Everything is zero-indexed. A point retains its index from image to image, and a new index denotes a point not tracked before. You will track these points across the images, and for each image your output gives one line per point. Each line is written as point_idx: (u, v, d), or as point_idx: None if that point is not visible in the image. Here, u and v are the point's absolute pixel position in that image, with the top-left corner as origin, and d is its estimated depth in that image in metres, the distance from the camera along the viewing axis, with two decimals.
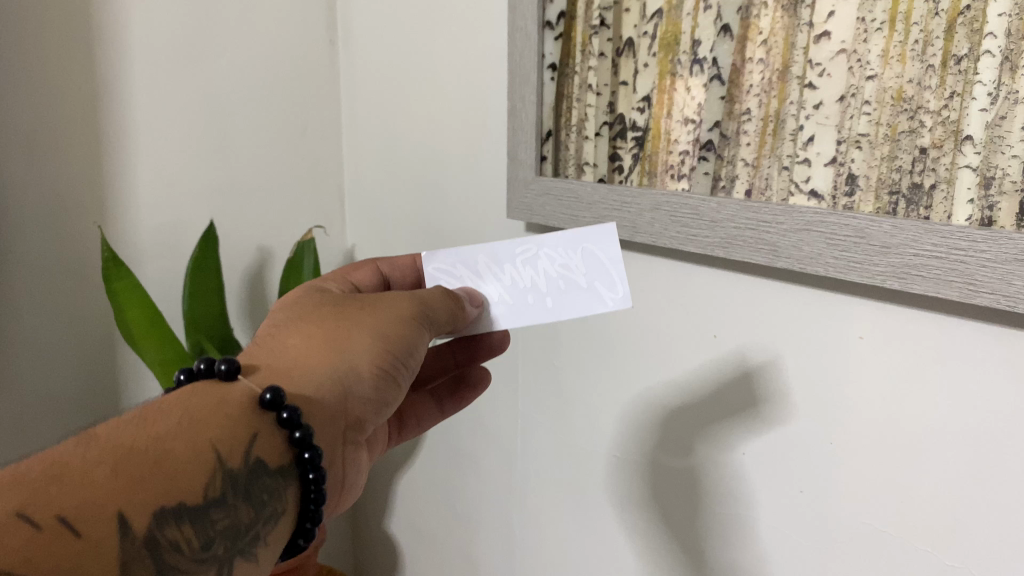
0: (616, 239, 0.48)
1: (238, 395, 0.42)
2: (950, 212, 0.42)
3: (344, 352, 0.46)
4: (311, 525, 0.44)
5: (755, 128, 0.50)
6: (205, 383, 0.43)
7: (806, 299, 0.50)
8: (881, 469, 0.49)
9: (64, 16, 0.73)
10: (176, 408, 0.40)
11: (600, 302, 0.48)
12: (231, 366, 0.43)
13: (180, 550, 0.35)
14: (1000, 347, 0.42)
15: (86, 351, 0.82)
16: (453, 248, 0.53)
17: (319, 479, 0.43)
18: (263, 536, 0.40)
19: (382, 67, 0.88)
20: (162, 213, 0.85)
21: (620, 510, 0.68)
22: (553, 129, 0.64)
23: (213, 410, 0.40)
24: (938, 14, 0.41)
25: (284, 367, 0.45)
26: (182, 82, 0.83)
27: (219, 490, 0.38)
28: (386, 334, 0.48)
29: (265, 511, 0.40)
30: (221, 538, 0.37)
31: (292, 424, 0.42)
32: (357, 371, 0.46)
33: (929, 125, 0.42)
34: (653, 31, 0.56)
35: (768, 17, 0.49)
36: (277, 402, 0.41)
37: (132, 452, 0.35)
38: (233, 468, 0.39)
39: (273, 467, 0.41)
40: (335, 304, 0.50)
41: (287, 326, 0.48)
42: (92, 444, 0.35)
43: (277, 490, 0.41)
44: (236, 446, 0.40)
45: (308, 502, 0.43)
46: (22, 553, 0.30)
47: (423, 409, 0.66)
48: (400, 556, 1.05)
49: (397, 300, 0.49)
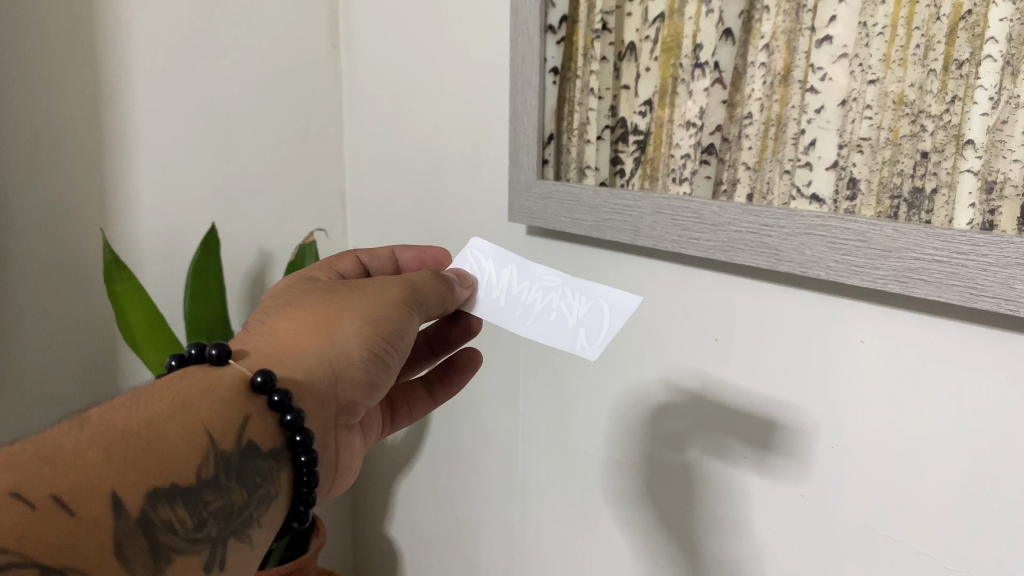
0: (632, 307, 0.46)
1: (229, 378, 0.43)
2: (951, 217, 0.41)
3: (335, 336, 0.47)
4: (304, 509, 0.44)
5: (757, 132, 0.50)
6: (196, 369, 0.43)
7: (808, 303, 0.50)
8: (879, 469, 0.49)
9: (71, 17, 0.74)
10: (168, 393, 0.40)
11: (570, 345, 0.47)
12: (222, 351, 0.43)
13: (175, 530, 0.36)
14: (1003, 352, 0.42)
15: (81, 338, 0.82)
16: (497, 249, 0.54)
17: (311, 462, 0.43)
18: (257, 518, 0.41)
19: (385, 70, 0.89)
20: (166, 215, 0.86)
21: (620, 514, 0.69)
22: (555, 133, 0.65)
23: (205, 393, 0.41)
24: (939, 19, 0.41)
25: (275, 352, 0.46)
26: (187, 83, 0.84)
27: (212, 473, 0.38)
28: (376, 317, 0.48)
29: (258, 493, 0.41)
30: (214, 519, 0.38)
31: (284, 407, 0.42)
32: (347, 355, 0.47)
33: (930, 130, 0.42)
34: (654, 35, 0.56)
35: (769, 22, 0.49)
36: (268, 385, 0.42)
37: (124, 436, 0.36)
38: (225, 450, 0.40)
39: (266, 449, 0.42)
40: (325, 290, 0.50)
41: (276, 313, 0.48)
42: (84, 427, 0.36)
43: (270, 472, 0.42)
44: (229, 429, 0.40)
45: (301, 485, 0.44)
46: (16, 532, 0.30)
47: (413, 396, 0.67)
48: (402, 557, 1.05)
49: (387, 284, 0.50)
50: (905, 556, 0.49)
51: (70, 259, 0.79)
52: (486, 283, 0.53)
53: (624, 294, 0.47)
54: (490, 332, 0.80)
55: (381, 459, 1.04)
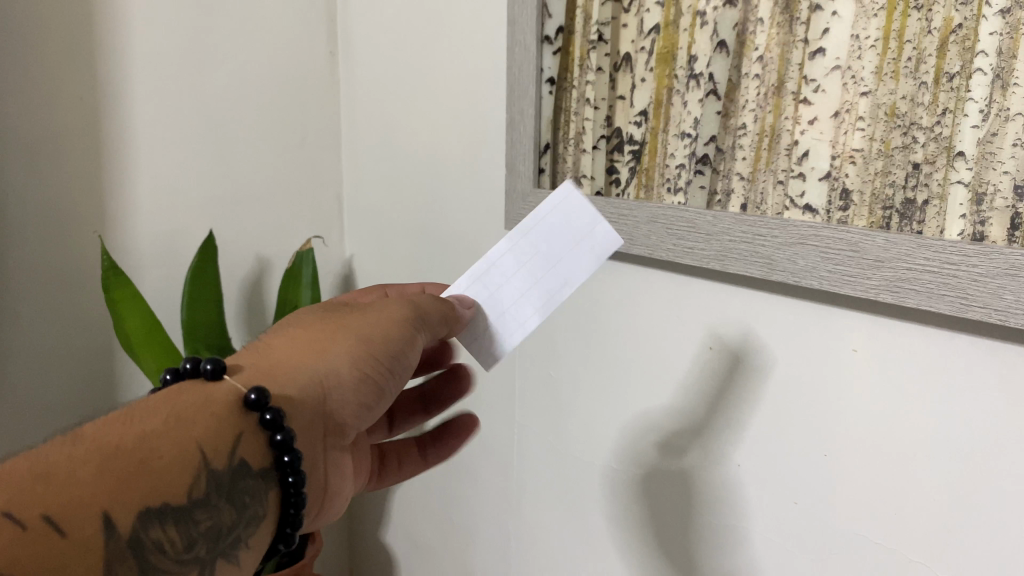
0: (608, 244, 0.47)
1: (223, 395, 0.43)
2: (942, 228, 0.42)
3: (331, 354, 0.47)
4: (291, 530, 0.44)
5: (750, 143, 0.51)
6: (192, 384, 0.43)
7: (802, 311, 0.50)
8: (870, 479, 0.49)
9: (70, 24, 0.74)
10: (162, 409, 0.40)
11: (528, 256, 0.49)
12: (217, 366, 0.43)
13: (164, 550, 0.36)
14: (995, 361, 0.42)
15: (81, 346, 0.82)
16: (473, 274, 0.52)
17: (298, 482, 0.43)
18: (245, 539, 0.41)
19: (382, 77, 0.89)
20: (165, 221, 0.86)
21: (616, 520, 0.69)
22: (551, 142, 0.65)
23: (199, 409, 0.41)
24: (930, 32, 0.42)
25: (270, 368, 0.46)
26: (185, 90, 0.84)
27: (203, 492, 0.39)
28: (374, 340, 0.47)
29: (246, 513, 0.41)
30: (203, 540, 0.38)
31: (275, 426, 0.42)
32: (338, 373, 0.46)
33: (922, 141, 0.43)
34: (649, 47, 0.57)
35: (763, 35, 0.49)
36: (261, 403, 0.42)
37: (117, 452, 0.36)
38: (217, 467, 0.40)
39: (256, 468, 0.42)
40: (329, 314, 0.51)
41: (279, 334, 0.49)
42: (79, 443, 0.36)
43: (258, 492, 0.42)
44: (221, 446, 0.41)
45: (288, 506, 0.43)
46: (10, 553, 0.30)
47: (404, 451, 0.66)
48: (398, 565, 1.05)
49: (391, 308, 0.50)
50: (899, 563, 0.49)
51: (69, 266, 0.79)
52: (520, 296, 0.49)
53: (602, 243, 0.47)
54: None
55: None
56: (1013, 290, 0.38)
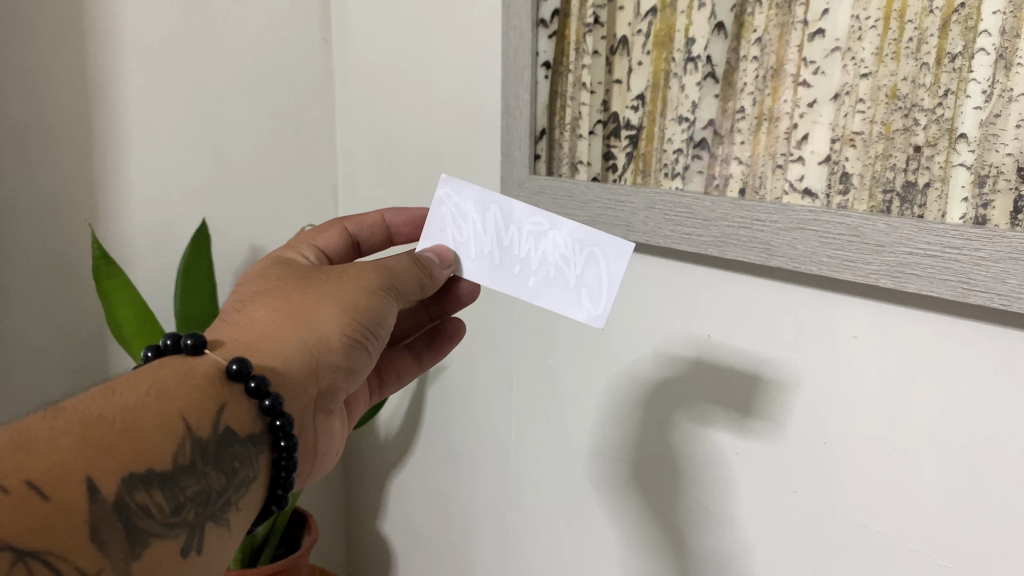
0: (626, 258, 0.47)
1: (204, 369, 0.42)
2: (943, 211, 0.41)
3: (315, 324, 0.46)
4: (282, 493, 0.44)
5: (749, 126, 0.50)
6: (172, 360, 0.43)
7: (802, 300, 0.50)
8: (876, 465, 0.48)
9: (57, 10, 0.73)
10: (143, 382, 0.39)
11: (563, 281, 0.49)
12: (197, 341, 0.43)
13: (151, 514, 0.35)
14: (998, 348, 0.42)
15: (67, 335, 0.81)
16: (481, 214, 0.51)
17: (291, 446, 0.43)
18: (235, 501, 0.40)
19: (377, 65, 0.88)
20: (157, 211, 0.85)
21: (614, 509, 0.68)
22: (547, 127, 0.64)
23: (181, 381, 0.40)
24: (932, 12, 0.41)
25: (250, 341, 0.45)
26: (177, 79, 0.83)
27: (189, 458, 0.38)
28: (357, 307, 0.48)
29: (236, 478, 0.41)
30: (192, 504, 0.38)
31: (261, 393, 0.42)
32: (326, 341, 0.46)
33: (923, 123, 0.42)
34: (646, 29, 0.56)
35: (762, 15, 0.48)
36: (243, 372, 0.42)
37: (98, 424, 0.35)
38: (202, 436, 0.39)
39: (244, 435, 0.42)
40: (298, 277, 0.50)
41: (250, 301, 0.48)
42: (60, 416, 0.35)
43: (248, 458, 0.42)
44: (205, 415, 0.40)
45: (279, 469, 0.44)
46: None
47: (401, 364, 0.66)
48: (395, 556, 1.05)
49: (361, 272, 0.49)
50: (902, 554, 0.48)
51: (60, 254, 0.79)
52: (537, 261, 0.49)
53: (611, 240, 0.47)
54: (485, 329, 0.79)
55: (377, 457, 1.04)
56: (1016, 274, 0.37)
